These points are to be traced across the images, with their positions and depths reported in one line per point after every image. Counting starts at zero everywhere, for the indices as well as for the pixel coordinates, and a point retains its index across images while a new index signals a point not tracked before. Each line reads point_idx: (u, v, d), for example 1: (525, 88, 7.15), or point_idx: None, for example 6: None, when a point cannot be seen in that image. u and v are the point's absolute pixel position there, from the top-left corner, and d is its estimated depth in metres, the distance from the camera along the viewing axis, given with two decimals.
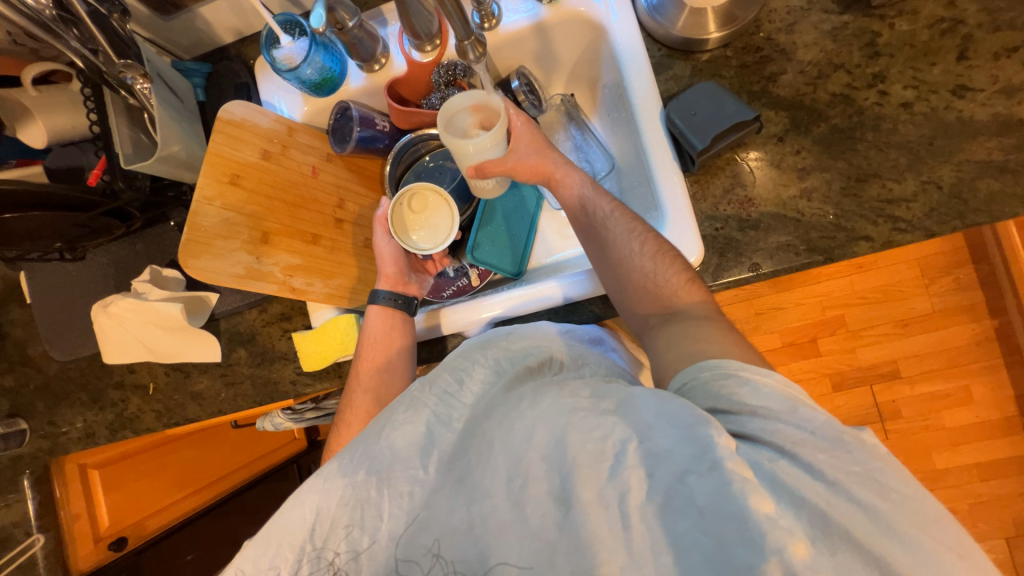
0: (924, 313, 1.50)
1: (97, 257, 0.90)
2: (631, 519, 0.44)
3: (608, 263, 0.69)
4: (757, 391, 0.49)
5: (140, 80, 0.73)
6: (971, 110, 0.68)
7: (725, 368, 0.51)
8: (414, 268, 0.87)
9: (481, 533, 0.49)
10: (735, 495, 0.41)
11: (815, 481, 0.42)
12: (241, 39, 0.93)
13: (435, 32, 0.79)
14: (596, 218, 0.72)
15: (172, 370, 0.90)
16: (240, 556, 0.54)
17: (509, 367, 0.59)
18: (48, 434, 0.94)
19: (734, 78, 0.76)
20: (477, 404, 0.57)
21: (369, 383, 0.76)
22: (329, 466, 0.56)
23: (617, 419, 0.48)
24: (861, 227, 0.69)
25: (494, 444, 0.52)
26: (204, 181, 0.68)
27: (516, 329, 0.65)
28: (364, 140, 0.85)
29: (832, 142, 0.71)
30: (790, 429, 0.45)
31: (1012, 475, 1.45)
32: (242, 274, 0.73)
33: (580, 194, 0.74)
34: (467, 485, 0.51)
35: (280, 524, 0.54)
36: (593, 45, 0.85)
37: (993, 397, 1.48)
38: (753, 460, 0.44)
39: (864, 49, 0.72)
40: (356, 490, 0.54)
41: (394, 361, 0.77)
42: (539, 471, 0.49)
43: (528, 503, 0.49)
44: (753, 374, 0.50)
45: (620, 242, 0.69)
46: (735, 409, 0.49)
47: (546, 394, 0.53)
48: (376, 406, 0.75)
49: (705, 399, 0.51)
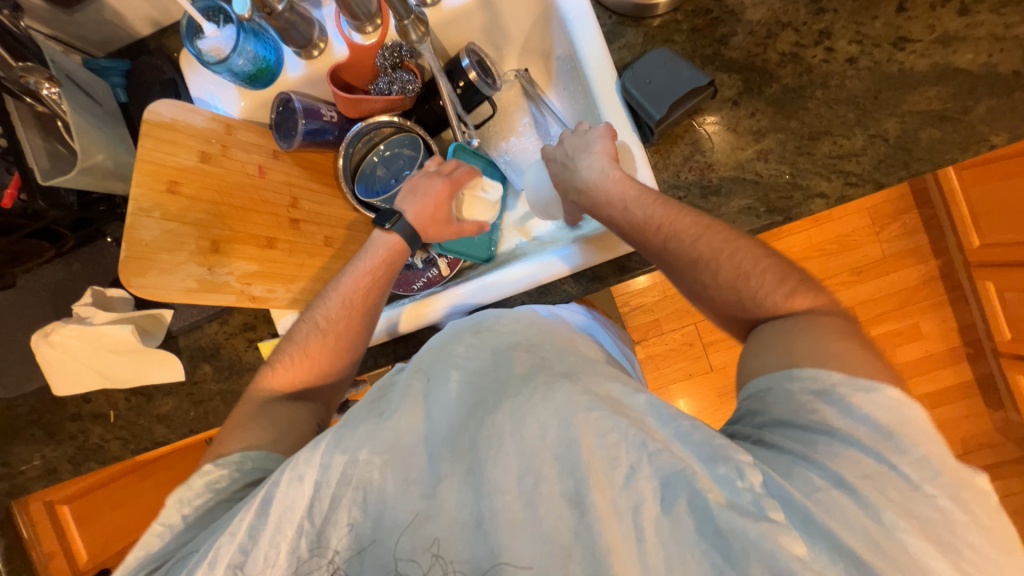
0: (876, 260, 1.58)
1: (29, 283, 0.83)
2: (646, 530, 0.44)
3: (687, 288, 0.64)
4: (848, 411, 0.45)
5: (46, 84, 0.66)
6: (911, 61, 0.70)
7: (823, 383, 0.47)
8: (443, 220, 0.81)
9: (490, 529, 0.46)
10: (765, 536, 0.41)
11: (869, 517, 0.41)
12: (160, 29, 0.85)
13: (374, 11, 0.75)
14: (663, 241, 0.63)
15: (133, 395, 0.86)
16: (234, 520, 0.50)
17: (520, 352, 0.56)
18: (4, 476, 0.87)
19: (685, 43, 0.75)
20: (482, 387, 0.53)
21: (355, 295, 0.72)
22: (329, 442, 0.50)
23: (631, 423, 0.47)
24: (815, 184, 0.71)
25: (506, 437, 0.48)
26: (137, 191, 0.62)
27: (505, 313, 0.63)
28: (311, 134, 0.80)
29: (784, 103, 0.72)
30: (866, 460, 0.43)
31: (955, 400, 1.60)
32: (194, 287, 0.68)
33: (646, 214, 0.65)
34: (476, 479, 0.47)
35: (276, 499, 0.49)
36: (542, 18, 0.82)
37: (939, 331, 1.59)
38: (788, 500, 0.43)
39: (809, 6, 0.72)
40: (358, 470, 0.49)
41: (384, 284, 0.74)
42: (552, 470, 0.46)
43: (542, 502, 0.46)
44: (851, 394, 0.45)
45: (694, 275, 0.62)
46: (814, 424, 0.46)
47: (559, 388, 0.49)
48: (354, 321, 0.72)
49: (785, 409, 0.48)
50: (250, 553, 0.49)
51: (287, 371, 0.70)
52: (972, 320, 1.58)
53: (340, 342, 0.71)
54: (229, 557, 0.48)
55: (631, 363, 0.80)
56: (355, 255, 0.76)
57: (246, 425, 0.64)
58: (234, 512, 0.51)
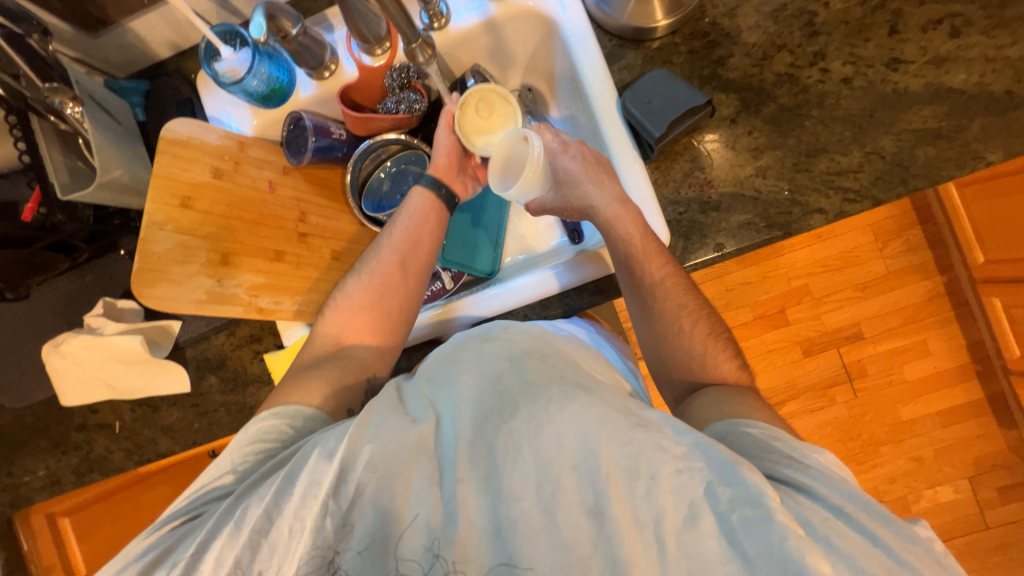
0: (879, 276, 1.58)
1: (42, 294, 0.85)
2: (667, 545, 0.44)
3: (653, 330, 0.70)
4: (806, 456, 0.50)
5: (70, 103, 0.68)
6: (905, 82, 0.72)
7: (776, 433, 0.53)
8: (465, 169, 0.85)
9: (508, 537, 0.46)
10: (793, 553, 0.41)
11: (871, 544, 0.43)
12: (180, 52, 0.88)
13: (384, 34, 0.77)
14: (645, 282, 0.69)
15: (139, 406, 0.86)
16: (265, 484, 0.51)
17: (532, 360, 0.56)
18: (8, 486, 0.88)
19: (684, 64, 0.77)
20: (497, 391, 0.52)
21: (398, 245, 0.76)
22: (356, 429, 0.51)
23: (651, 435, 0.47)
24: (814, 200, 0.72)
25: (523, 445, 0.47)
26: (152, 206, 0.65)
27: (513, 324, 0.64)
28: (320, 150, 0.82)
29: (781, 121, 0.74)
30: (844, 494, 0.46)
31: (967, 419, 1.57)
32: (203, 298, 0.70)
33: (633, 247, 0.69)
34: (494, 486, 0.47)
35: (305, 472, 0.50)
36: (545, 40, 0.85)
37: (947, 347, 1.58)
38: (803, 518, 0.44)
39: (804, 29, 0.75)
40: (383, 460, 0.49)
41: (425, 236, 0.78)
42: (571, 481, 0.46)
43: (560, 511, 0.45)
44: (808, 447, 0.52)
45: (668, 317, 0.69)
46: (786, 461, 0.50)
47: (576, 399, 0.49)
48: (398, 269, 0.75)
49: (752, 449, 0.52)
50: (276, 522, 0.49)
51: (338, 319, 0.73)
52: (980, 337, 1.56)
53: (383, 286, 0.74)
54: (255, 521, 0.49)
55: (636, 376, 0.80)
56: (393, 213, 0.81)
57: (297, 386, 0.65)
58: (266, 478, 0.52)
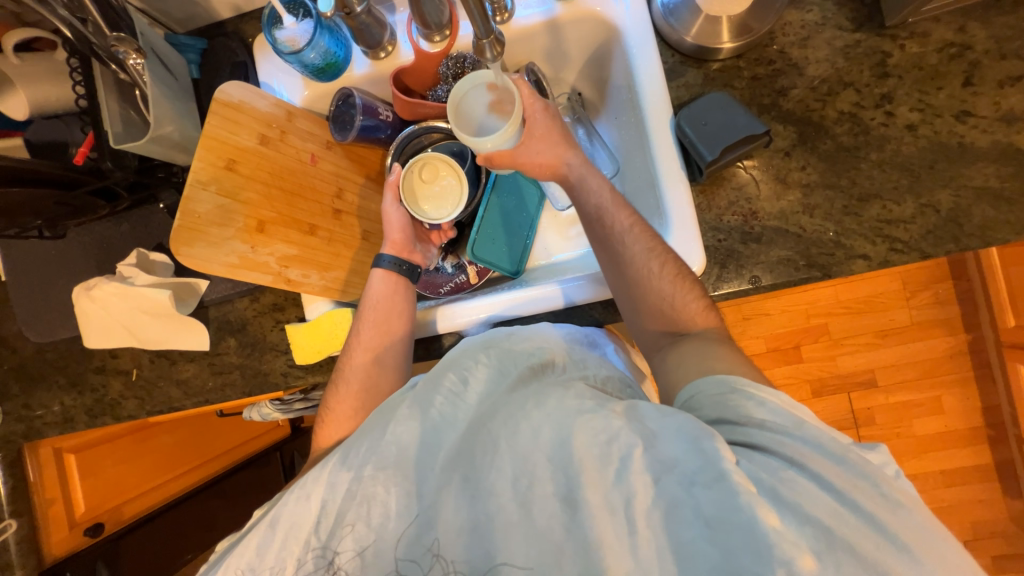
0: (903, 325, 1.55)
1: (78, 236, 0.86)
2: (638, 524, 0.47)
3: (623, 279, 0.69)
4: (762, 404, 0.52)
5: (133, 55, 0.68)
6: (972, 136, 0.69)
7: (731, 383, 0.55)
8: (419, 237, 0.88)
9: (486, 533, 0.52)
10: (743, 506, 0.44)
11: (821, 489, 0.46)
12: (240, 15, 0.89)
13: (446, 22, 0.76)
14: (614, 230, 0.71)
15: (157, 357, 0.88)
16: (247, 540, 0.58)
17: (526, 369, 0.61)
18: (22, 417, 0.90)
19: (745, 89, 0.75)
20: (482, 403, 0.59)
21: (368, 343, 0.76)
22: (336, 462, 0.60)
23: (618, 419, 0.52)
24: (859, 245, 0.70)
25: (500, 442, 0.54)
26: (197, 165, 0.65)
27: (516, 330, 0.67)
28: (366, 130, 0.81)
29: (836, 160, 0.72)
30: (797, 443, 0.48)
31: (972, 483, 1.53)
32: (236, 263, 0.70)
33: (598, 204, 0.73)
34: (473, 484, 0.54)
35: (285, 516, 0.58)
36: (606, 46, 0.84)
37: (962, 407, 1.55)
38: (756, 477, 0.46)
39: (874, 69, 0.73)
40: (362, 484, 0.57)
41: (393, 323, 0.78)
42: (545, 473, 0.52)
43: (535, 504, 0.52)
44: (761, 393, 0.53)
45: (660, 293, 0.67)
46: (742, 421, 0.52)
47: (551, 395, 0.56)
48: (376, 366, 0.76)
49: (712, 410, 0.54)
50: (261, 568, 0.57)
51: (330, 427, 0.76)
52: (998, 402, 1.52)
53: (365, 387, 0.75)
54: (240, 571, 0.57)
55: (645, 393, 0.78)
56: (359, 305, 0.81)
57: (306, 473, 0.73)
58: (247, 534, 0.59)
